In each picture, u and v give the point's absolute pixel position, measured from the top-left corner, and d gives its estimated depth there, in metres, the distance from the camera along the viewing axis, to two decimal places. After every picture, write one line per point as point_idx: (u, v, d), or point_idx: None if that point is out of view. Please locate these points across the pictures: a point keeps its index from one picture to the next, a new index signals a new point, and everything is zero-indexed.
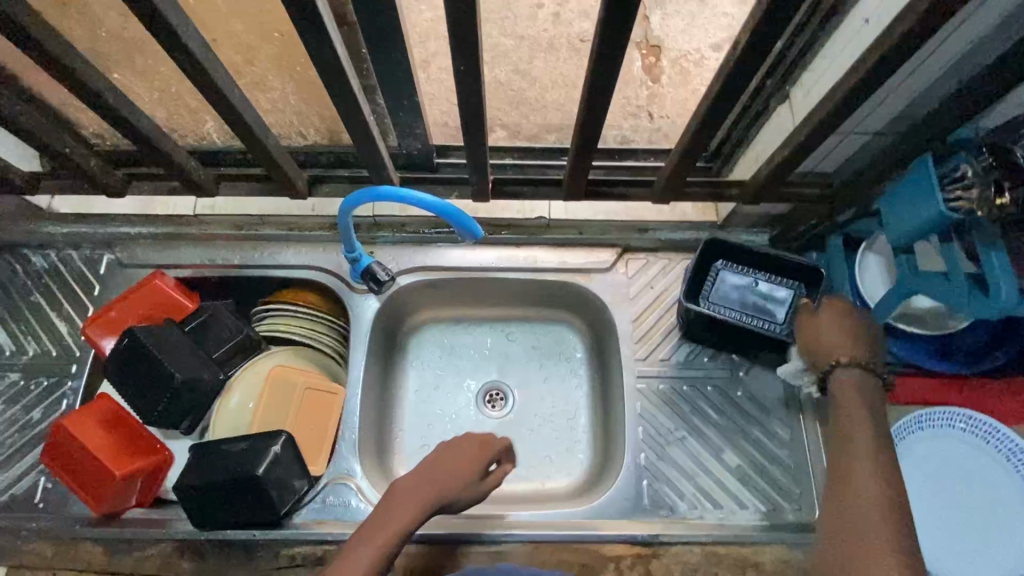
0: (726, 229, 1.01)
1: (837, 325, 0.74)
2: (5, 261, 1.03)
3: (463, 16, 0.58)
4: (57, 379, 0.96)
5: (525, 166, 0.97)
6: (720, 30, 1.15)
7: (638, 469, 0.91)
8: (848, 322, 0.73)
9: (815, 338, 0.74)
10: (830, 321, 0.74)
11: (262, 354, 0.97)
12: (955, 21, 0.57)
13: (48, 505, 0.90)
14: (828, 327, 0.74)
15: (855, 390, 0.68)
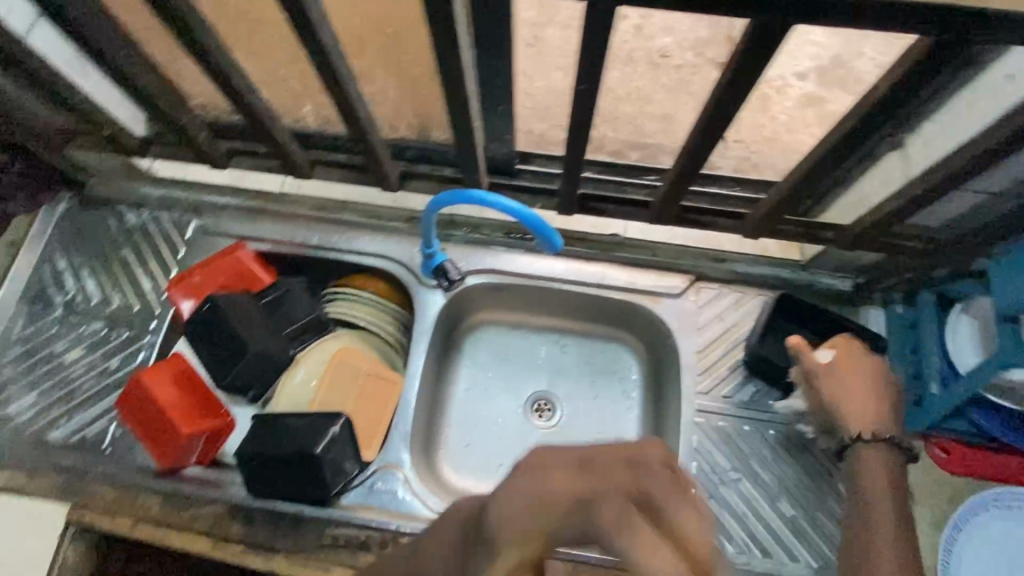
0: (808, 270, 0.98)
1: (860, 384, 0.79)
2: (102, 215, 1.09)
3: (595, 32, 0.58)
4: (136, 333, 1.01)
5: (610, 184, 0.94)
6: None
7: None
8: (874, 384, 0.79)
9: (841, 390, 0.79)
10: (863, 380, 0.80)
11: (330, 334, 0.99)
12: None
13: (114, 451, 0.94)
14: (857, 383, 0.79)
15: (883, 465, 0.76)
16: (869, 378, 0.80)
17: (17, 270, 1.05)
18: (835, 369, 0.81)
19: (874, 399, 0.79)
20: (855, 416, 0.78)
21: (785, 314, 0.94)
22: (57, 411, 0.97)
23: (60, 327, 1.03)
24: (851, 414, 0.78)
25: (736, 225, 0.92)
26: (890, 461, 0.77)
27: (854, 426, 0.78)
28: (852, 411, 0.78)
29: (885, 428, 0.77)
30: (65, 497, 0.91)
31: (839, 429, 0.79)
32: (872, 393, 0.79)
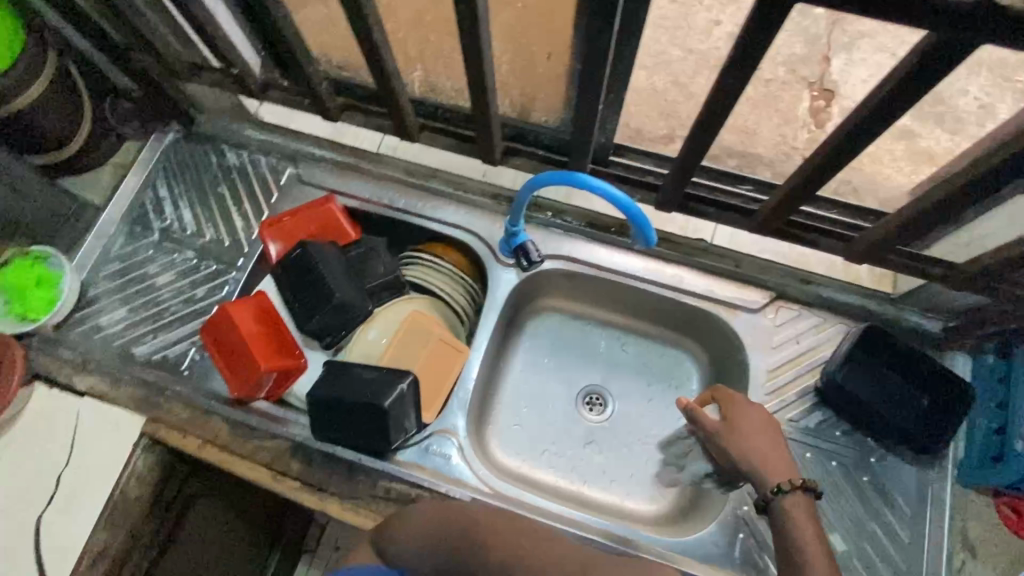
0: (898, 304, 0.94)
1: (757, 430, 0.78)
2: (205, 151, 1.14)
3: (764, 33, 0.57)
4: (224, 267, 1.06)
5: (717, 190, 0.92)
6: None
7: (736, 521, 0.90)
8: (766, 432, 0.78)
9: (746, 439, 0.78)
10: (749, 425, 0.79)
11: (404, 296, 1.02)
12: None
13: (193, 373, 1.00)
14: (752, 432, 0.78)
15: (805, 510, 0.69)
16: (754, 423, 0.79)
17: (123, 192, 1.11)
18: (734, 417, 0.80)
19: (748, 439, 0.78)
20: (779, 471, 0.73)
21: (870, 348, 0.90)
22: (144, 328, 1.03)
23: (155, 251, 1.08)
24: (750, 461, 0.76)
25: (839, 247, 0.89)
26: (812, 507, 0.70)
27: (770, 477, 0.73)
28: (754, 458, 0.76)
29: (781, 472, 0.73)
30: (143, 410, 0.97)
31: (753, 479, 0.75)
32: (756, 436, 0.78)
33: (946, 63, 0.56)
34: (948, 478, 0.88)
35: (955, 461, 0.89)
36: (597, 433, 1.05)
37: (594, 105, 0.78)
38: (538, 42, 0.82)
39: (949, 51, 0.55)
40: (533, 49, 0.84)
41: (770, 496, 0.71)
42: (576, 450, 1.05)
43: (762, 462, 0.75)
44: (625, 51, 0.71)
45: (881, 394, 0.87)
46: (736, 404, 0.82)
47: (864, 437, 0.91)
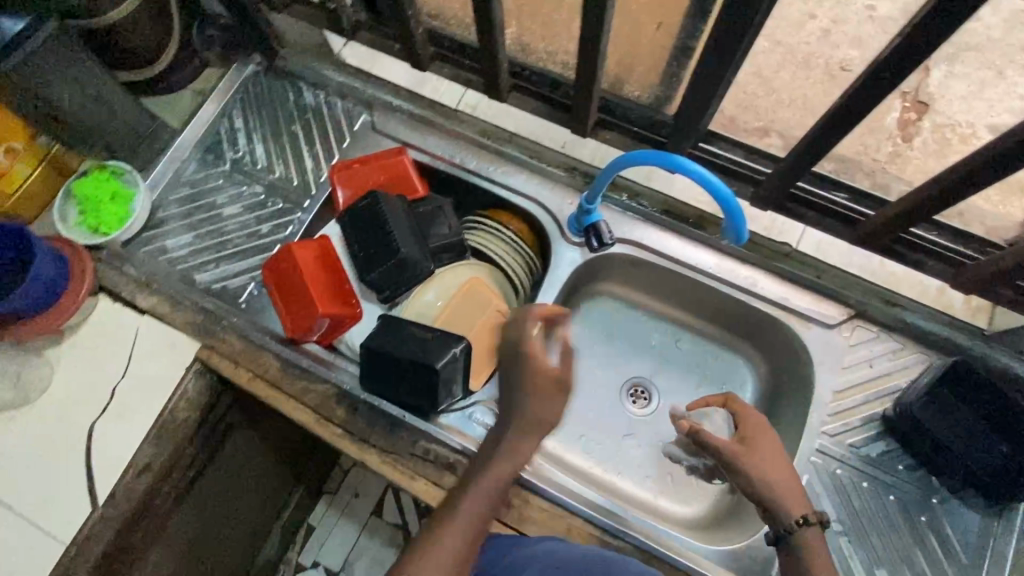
0: (990, 342, 0.87)
1: (771, 455, 0.74)
2: (284, 87, 1.13)
3: None
4: (289, 207, 1.06)
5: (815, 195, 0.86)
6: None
7: None
8: (779, 462, 0.73)
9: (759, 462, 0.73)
10: (762, 450, 0.74)
11: (464, 261, 1.00)
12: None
13: (250, 306, 1.01)
14: (768, 456, 0.74)
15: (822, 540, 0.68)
16: (770, 450, 0.74)
17: (199, 118, 1.11)
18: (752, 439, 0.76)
19: (768, 464, 0.73)
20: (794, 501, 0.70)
21: (954, 390, 0.84)
22: (208, 256, 1.04)
23: (225, 181, 1.09)
24: (766, 486, 0.72)
25: (947, 271, 0.83)
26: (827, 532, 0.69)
27: (790, 505, 0.70)
28: (765, 485, 0.72)
29: (794, 503, 0.70)
30: (200, 336, 0.98)
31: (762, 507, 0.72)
32: (771, 462, 0.73)
33: None
34: (1014, 532, 0.82)
35: None
36: (636, 427, 1.03)
37: (708, 84, 0.73)
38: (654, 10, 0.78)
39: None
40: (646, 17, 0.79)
41: (793, 527, 0.68)
42: (614, 440, 1.02)
43: (784, 490, 0.71)
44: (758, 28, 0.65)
45: (958, 435, 0.81)
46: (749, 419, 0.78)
47: (929, 476, 0.86)
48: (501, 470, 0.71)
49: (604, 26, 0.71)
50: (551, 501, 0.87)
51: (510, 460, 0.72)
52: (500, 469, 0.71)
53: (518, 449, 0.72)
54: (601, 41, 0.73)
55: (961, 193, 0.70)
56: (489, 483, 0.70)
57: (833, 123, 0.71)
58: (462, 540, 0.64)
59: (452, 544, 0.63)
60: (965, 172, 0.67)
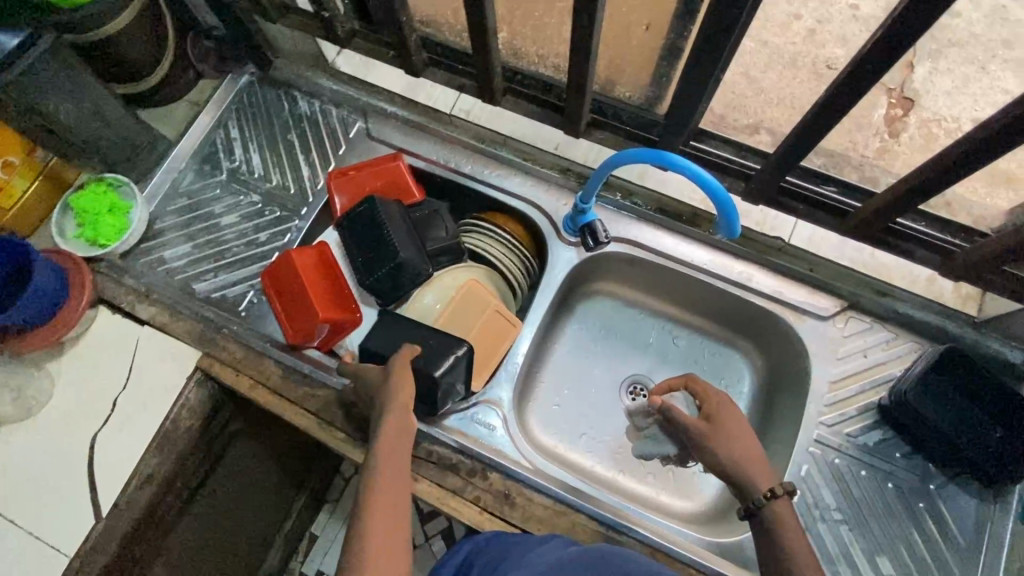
0: (980, 329, 0.89)
1: (737, 432, 0.76)
2: (279, 97, 1.14)
3: None
4: (287, 215, 1.07)
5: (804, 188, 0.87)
6: (991, 106, 1.05)
7: None
8: (743, 438, 0.76)
9: (722, 439, 0.76)
10: (725, 428, 0.77)
11: (462, 264, 1.01)
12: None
13: (250, 315, 1.01)
14: (734, 434, 0.76)
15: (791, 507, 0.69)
16: (735, 427, 0.77)
17: (195, 129, 1.12)
18: (716, 416, 0.79)
19: (730, 439, 0.76)
20: (758, 478, 0.72)
21: (948, 378, 0.84)
22: (206, 266, 1.05)
23: (222, 191, 1.10)
24: (732, 460, 0.74)
25: (936, 260, 0.85)
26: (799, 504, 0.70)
27: (758, 480, 0.71)
28: (730, 460, 0.74)
29: (760, 475, 0.72)
30: (201, 345, 0.98)
31: (734, 483, 0.74)
32: (736, 438, 0.76)
33: None
34: (1009, 514, 0.84)
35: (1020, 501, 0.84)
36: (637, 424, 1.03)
37: (697, 83, 0.74)
38: None
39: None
40: None
41: (762, 501, 0.70)
42: (614, 437, 1.03)
43: (752, 468, 0.73)
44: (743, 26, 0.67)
45: (953, 420, 0.82)
46: (715, 398, 0.81)
47: (925, 462, 0.87)
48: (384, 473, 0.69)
49: (593, 28, 0.72)
50: (554, 499, 0.88)
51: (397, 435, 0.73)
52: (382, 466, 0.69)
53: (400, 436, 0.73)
54: (591, 43, 0.74)
55: (943, 183, 0.72)
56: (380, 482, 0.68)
57: (819, 118, 0.73)
58: (383, 540, 0.62)
59: (369, 548, 0.61)
60: (949, 161, 0.69)
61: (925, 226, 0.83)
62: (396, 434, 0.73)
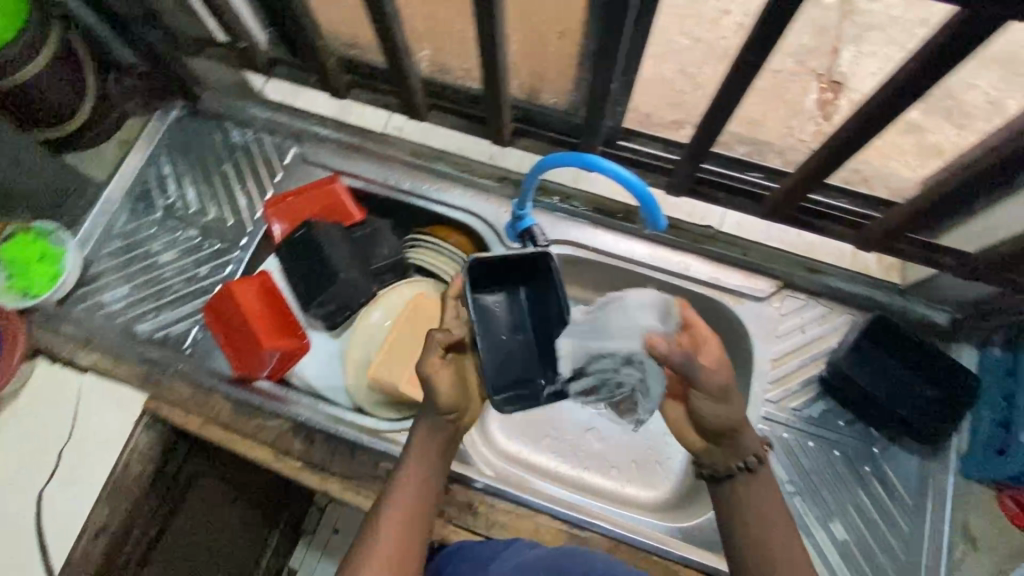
0: (905, 296, 0.93)
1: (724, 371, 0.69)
2: (210, 129, 1.13)
3: None
4: (227, 246, 1.05)
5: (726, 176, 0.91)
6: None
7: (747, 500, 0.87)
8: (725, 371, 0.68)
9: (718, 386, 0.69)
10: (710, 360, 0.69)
11: (408, 279, 1.02)
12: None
13: (196, 351, 1.00)
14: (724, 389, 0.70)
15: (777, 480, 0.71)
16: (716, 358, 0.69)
17: (126, 169, 1.10)
18: (695, 351, 0.70)
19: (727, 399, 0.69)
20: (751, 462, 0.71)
21: (874, 339, 0.90)
22: (147, 306, 1.03)
23: (158, 229, 1.08)
24: (723, 426, 0.70)
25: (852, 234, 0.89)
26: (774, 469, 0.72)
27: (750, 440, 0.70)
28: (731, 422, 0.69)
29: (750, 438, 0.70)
30: (145, 387, 0.96)
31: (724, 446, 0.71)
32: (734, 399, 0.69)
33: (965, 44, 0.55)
34: (949, 469, 0.87)
35: (958, 454, 0.88)
36: (596, 420, 1.05)
37: (603, 83, 0.77)
38: (552, 21, 0.82)
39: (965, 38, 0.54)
40: (545, 26, 0.84)
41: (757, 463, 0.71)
42: (576, 435, 1.04)
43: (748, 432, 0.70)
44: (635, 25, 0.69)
45: (886, 384, 0.88)
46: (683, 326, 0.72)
47: (867, 428, 0.91)
48: (415, 472, 0.75)
49: (499, 40, 0.74)
50: (516, 503, 0.89)
51: (431, 443, 0.76)
52: (414, 468, 0.75)
53: (435, 445, 0.76)
54: (498, 54, 0.76)
55: (844, 158, 0.75)
56: (410, 481, 0.74)
57: (723, 108, 0.76)
58: (391, 539, 0.70)
59: (378, 548, 0.69)
60: (842, 139, 0.73)
61: (839, 202, 0.87)
62: (432, 441, 0.77)
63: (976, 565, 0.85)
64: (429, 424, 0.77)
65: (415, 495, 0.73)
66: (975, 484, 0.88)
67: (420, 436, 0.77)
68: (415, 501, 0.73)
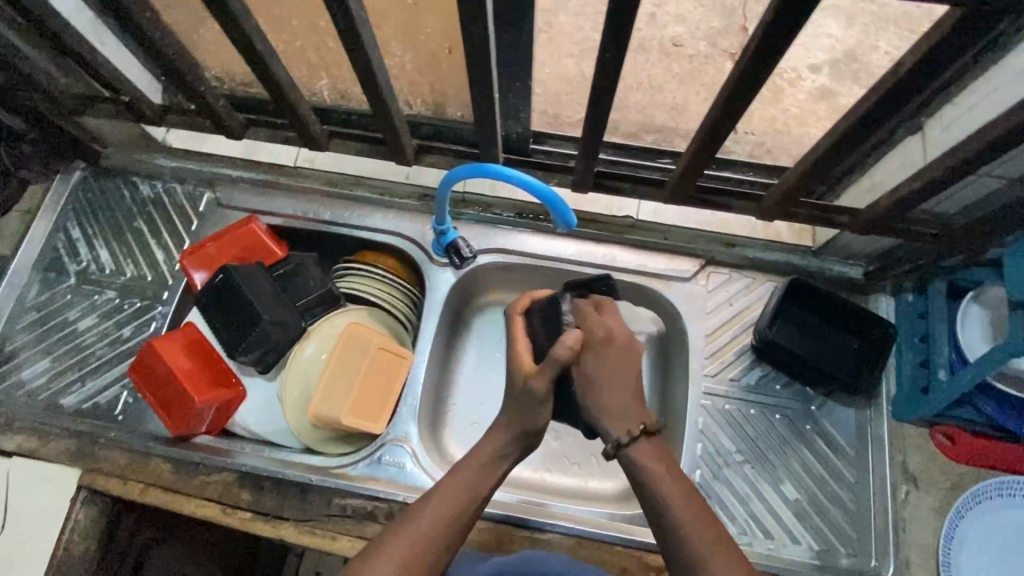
0: (819, 256, 0.98)
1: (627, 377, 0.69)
2: (117, 186, 1.09)
3: None
4: (149, 303, 1.02)
5: (624, 165, 0.93)
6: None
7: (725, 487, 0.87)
8: (630, 369, 0.69)
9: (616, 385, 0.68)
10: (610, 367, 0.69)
11: (340, 309, 1.00)
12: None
13: (128, 417, 0.95)
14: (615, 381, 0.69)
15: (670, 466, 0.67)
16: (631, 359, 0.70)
17: (33, 239, 1.06)
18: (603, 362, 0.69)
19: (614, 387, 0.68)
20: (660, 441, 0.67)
21: (795, 299, 0.95)
22: (70, 376, 0.98)
23: (73, 295, 1.03)
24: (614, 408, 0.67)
25: None
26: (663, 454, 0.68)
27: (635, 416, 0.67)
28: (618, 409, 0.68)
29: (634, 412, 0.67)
30: (78, 461, 0.92)
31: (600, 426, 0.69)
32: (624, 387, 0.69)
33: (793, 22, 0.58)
34: (883, 415, 0.91)
35: (888, 398, 0.92)
36: (553, 420, 1.05)
37: (487, 94, 0.78)
38: (437, 37, 0.83)
39: (795, 15, 0.57)
40: (432, 44, 0.84)
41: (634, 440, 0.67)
42: None
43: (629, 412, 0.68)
44: (502, 34, 0.71)
45: (809, 342, 0.93)
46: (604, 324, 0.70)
47: (804, 387, 0.94)
48: (464, 484, 0.67)
49: (375, 66, 0.74)
50: None
51: (491, 460, 0.69)
52: (468, 478, 0.68)
53: (496, 462, 0.69)
54: (377, 79, 0.76)
55: (715, 149, 0.78)
56: (455, 490, 0.67)
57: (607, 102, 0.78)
58: (415, 541, 0.62)
59: (399, 545, 0.61)
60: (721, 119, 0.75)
61: (735, 175, 0.91)
62: (494, 456, 0.69)
63: (920, 504, 0.87)
64: (504, 440, 0.69)
65: (456, 508, 0.66)
66: (910, 425, 0.91)
67: (485, 447, 0.70)
68: (452, 513, 0.65)
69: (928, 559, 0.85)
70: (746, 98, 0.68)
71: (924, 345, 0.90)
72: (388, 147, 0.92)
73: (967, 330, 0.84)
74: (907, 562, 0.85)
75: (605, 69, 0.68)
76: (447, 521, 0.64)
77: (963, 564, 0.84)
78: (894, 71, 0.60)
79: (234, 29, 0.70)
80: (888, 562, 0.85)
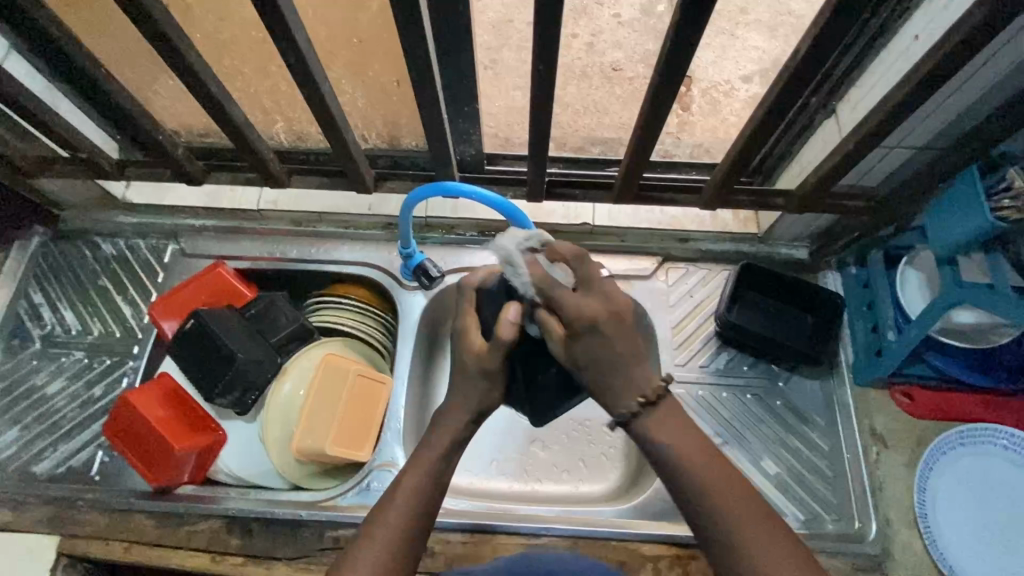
0: (768, 241, 1.04)
1: (617, 341, 0.63)
2: (77, 247, 1.09)
3: (551, 13, 0.63)
4: (119, 359, 1.01)
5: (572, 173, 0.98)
6: (751, 62, 1.22)
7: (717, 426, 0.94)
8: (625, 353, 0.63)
9: (606, 359, 0.63)
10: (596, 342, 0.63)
11: (314, 343, 0.99)
12: (989, 51, 0.62)
13: (104, 478, 0.93)
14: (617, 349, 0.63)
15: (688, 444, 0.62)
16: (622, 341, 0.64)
17: None
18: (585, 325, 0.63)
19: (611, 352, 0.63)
20: (655, 423, 0.62)
21: (750, 283, 0.99)
22: (41, 443, 0.96)
23: (39, 361, 1.01)
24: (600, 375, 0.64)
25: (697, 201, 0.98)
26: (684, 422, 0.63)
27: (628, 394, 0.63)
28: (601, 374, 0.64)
29: (626, 385, 0.63)
30: (56, 528, 0.91)
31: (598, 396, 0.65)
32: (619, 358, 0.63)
33: (696, 28, 0.64)
34: (845, 382, 0.96)
35: (848, 366, 0.97)
36: None
37: (438, 120, 0.82)
38: (386, 72, 0.88)
39: (695, 22, 0.63)
40: (382, 78, 0.89)
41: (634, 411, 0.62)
42: (521, 451, 1.03)
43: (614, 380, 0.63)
44: (444, 63, 0.76)
45: (769, 323, 0.98)
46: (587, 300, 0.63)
47: (769, 365, 0.99)
48: (398, 513, 0.65)
49: (329, 100, 0.78)
50: (465, 532, 0.89)
51: (426, 480, 0.67)
52: (401, 509, 0.65)
53: (434, 478, 0.68)
54: (333, 112, 0.80)
55: (652, 148, 0.84)
56: (394, 520, 0.64)
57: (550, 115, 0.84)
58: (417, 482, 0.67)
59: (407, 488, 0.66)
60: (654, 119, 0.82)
61: (678, 174, 0.97)
62: (428, 476, 0.67)
63: (892, 462, 0.92)
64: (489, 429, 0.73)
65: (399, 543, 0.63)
66: (872, 389, 0.96)
67: (410, 476, 0.67)
68: (399, 550, 0.63)
69: (907, 514, 0.89)
70: (672, 96, 0.74)
71: (873, 312, 0.96)
72: (349, 178, 0.95)
73: (915, 284, 0.90)
74: (887, 520, 0.89)
75: (542, 83, 0.74)
76: (389, 561, 0.62)
77: (939, 517, 0.87)
78: (796, 55, 0.66)
79: (189, 76, 0.74)
80: (869, 522, 0.88)
